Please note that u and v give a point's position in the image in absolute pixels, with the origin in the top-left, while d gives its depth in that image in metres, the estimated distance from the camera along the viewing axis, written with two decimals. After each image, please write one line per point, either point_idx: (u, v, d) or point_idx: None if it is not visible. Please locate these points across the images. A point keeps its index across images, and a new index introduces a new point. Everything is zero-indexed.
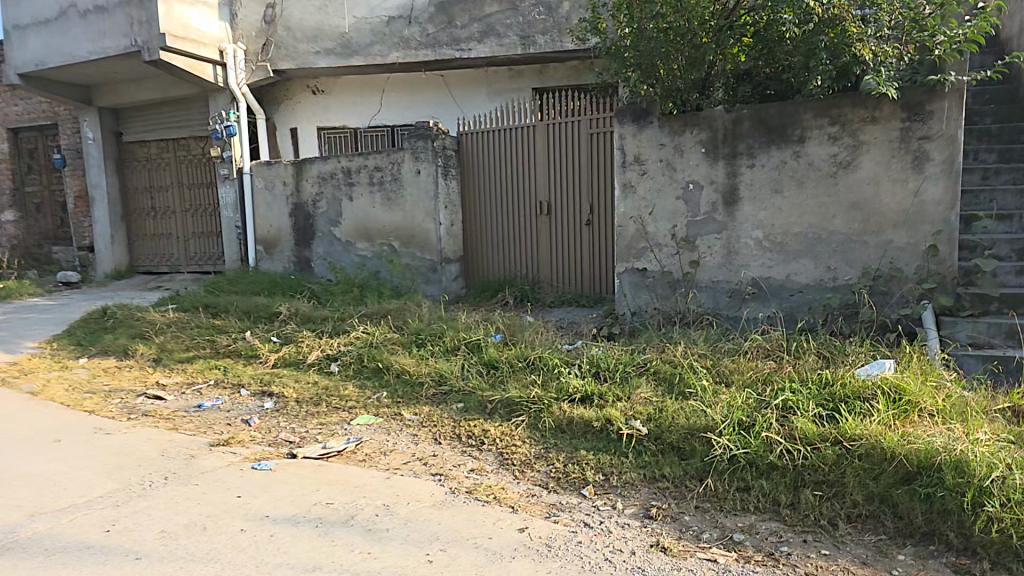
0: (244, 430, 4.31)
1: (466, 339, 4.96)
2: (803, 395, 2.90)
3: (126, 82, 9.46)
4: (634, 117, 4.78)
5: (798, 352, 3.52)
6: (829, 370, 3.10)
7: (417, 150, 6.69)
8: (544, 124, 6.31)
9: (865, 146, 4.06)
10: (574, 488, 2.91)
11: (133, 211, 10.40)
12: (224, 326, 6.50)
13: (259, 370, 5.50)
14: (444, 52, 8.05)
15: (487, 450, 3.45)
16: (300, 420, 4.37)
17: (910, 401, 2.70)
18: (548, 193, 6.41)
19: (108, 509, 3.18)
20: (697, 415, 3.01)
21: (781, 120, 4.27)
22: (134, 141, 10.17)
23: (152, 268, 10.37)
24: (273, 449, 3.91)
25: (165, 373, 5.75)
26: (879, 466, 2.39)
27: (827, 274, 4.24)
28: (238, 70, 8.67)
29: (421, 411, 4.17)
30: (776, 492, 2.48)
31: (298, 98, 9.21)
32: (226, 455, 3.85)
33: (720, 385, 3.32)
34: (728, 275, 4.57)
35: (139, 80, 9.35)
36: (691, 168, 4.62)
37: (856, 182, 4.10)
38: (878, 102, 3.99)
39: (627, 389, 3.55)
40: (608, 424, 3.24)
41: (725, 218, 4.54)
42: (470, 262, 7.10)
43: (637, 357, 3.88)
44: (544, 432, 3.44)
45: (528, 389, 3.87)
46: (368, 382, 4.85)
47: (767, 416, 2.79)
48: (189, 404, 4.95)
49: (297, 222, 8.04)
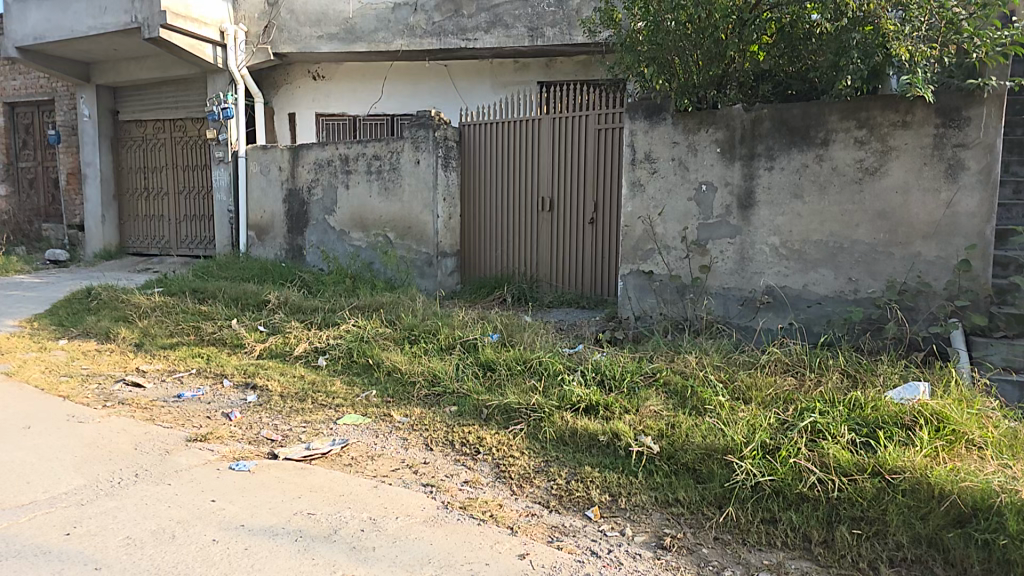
0: (224, 424, 4.03)
1: (461, 338, 4.68)
2: (833, 417, 2.66)
3: (126, 59, 9.13)
4: (647, 113, 4.54)
5: (821, 368, 3.25)
6: (857, 391, 2.86)
7: (418, 140, 6.42)
8: (550, 117, 6.03)
9: (895, 151, 3.79)
10: (577, 509, 2.67)
11: (125, 190, 10.04)
12: (211, 313, 6.19)
13: (244, 360, 5.20)
14: (450, 41, 7.73)
15: (482, 460, 3.19)
16: (285, 417, 4.08)
17: (954, 430, 2.47)
18: (551, 189, 6.13)
19: (72, 508, 2.89)
20: (715, 434, 2.77)
21: (804, 122, 4.02)
22: (130, 120, 9.81)
23: (141, 249, 10.00)
24: (253, 448, 3.63)
25: (146, 359, 5.44)
26: (927, 505, 2.16)
27: (847, 286, 3.98)
28: (239, 52, 8.30)
29: (412, 413, 3.90)
30: (807, 527, 2.26)
31: (297, 83, 8.89)
32: (202, 453, 3.55)
33: (738, 402, 3.06)
34: (741, 282, 4.32)
35: (140, 57, 9.02)
36: (705, 168, 4.37)
37: (883, 189, 3.84)
38: (911, 106, 3.72)
39: (635, 401, 3.30)
40: (616, 439, 2.99)
41: (740, 222, 4.28)
42: (467, 257, 6.83)
43: (645, 366, 3.62)
44: (544, 444, 3.19)
45: (528, 396, 3.61)
46: (356, 378, 4.57)
47: (794, 439, 2.56)
48: (169, 394, 4.66)
49: (291, 208, 7.73)
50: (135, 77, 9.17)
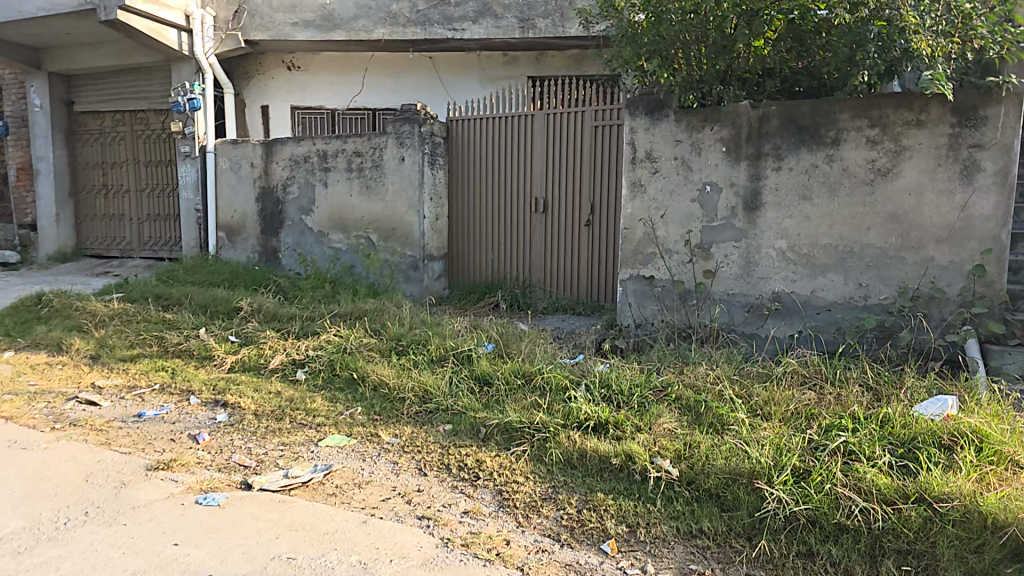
0: (191, 449, 3.66)
1: (454, 350, 4.40)
2: (864, 436, 2.49)
3: (82, 46, 8.52)
4: (647, 109, 4.35)
5: (841, 381, 3.11)
6: (883, 407, 2.72)
7: (403, 135, 6.10)
8: (544, 113, 5.79)
9: (908, 152, 3.68)
10: (592, 542, 2.43)
11: (82, 188, 9.36)
12: (176, 321, 5.73)
13: (213, 375, 4.79)
14: (436, 31, 7.41)
15: (483, 487, 2.92)
16: (260, 439, 3.73)
17: (997, 451, 2.33)
18: (545, 189, 5.90)
19: (5, 559, 2.52)
20: (738, 457, 2.56)
21: (814, 119, 3.88)
22: (87, 112, 9.16)
23: (100, 252, 9.34)
24: (223, 477, 3.27)
25: (103, 374, 4.97)
26: (981, 536, 2.00)
27: (857, 291, 3.86)
28: (206, 38, 7.81)
29: (402, 433, 3.60)
30: (850, 562, 2.07)
31: (270, 74, 8.43)
32: (163, 485, 3.18)
33: (757, 419, 2.87)
34: (747, 287, 4.17)
35: (96, 44, 8.42)
36: (709, 168, 4.20)
37: (895, 191, 3.73)
38: (925, 104, 3.61)
39: (647, 418, 3.09)
40: (629, 462, 2.77)
41: (745, 225, 4.13)
42: (455, 260, 6.55)
43: (654, 379, 3.42)
44: (551, 467, 2.95)
45: (530, 413, 3.36)
46: (339, 394, 4.23)
47: (826, 462, 2.37)
48: (128, 413, 4.23)
49: (265, 208, 7.30)
50: (93, 65, 8.57)
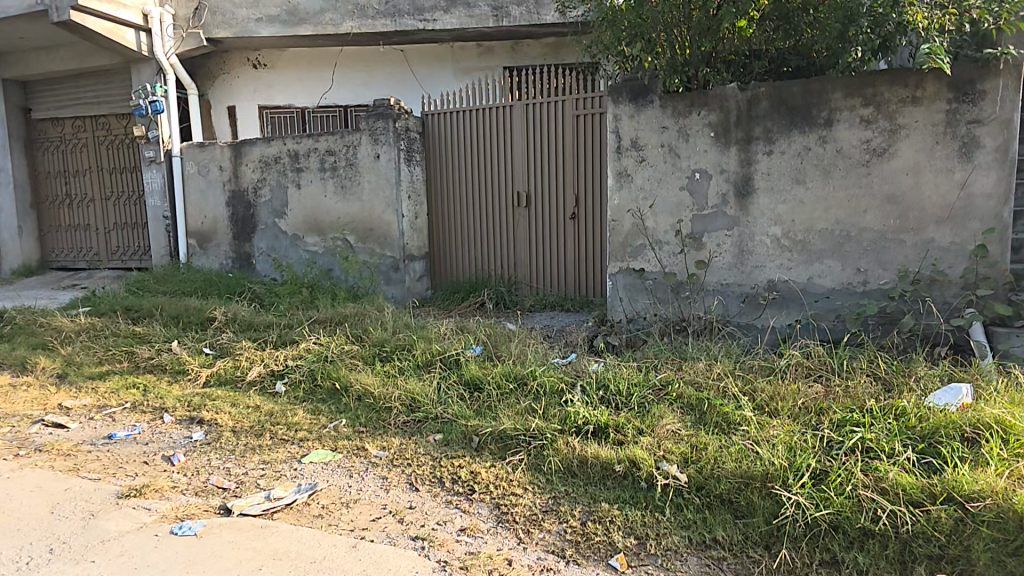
0: (165, 472, 3.40)
1: (441, 354, 4.20)
2: (881, 431, 2.38)
3: (35, 50, 8.06)
4: (631, 95, 4.20)
5: (848, 372, 3.01)
6: (896, 399, 2.62)
7: (377, 131, 5.83)
8: (523, 103, 5.58)
9: (904, 130, 3.58)
10: (599, 558, 2.25)
11: (44, 199, 8.90)
12: (147, 334, 5.41)
13: (188, 391, 4.51)
14: (407, 22, 7.14)
15: (478, 501, 2.73)
16: (239, 458, 3.48)
17: (1021, 442, 2.23)
18: (527, 182, 5.71)
19: None
20: (749, 459, 2.42)
21: (805, 100, 3.75)
22: (45, 118, 8.69)
23: (66, 264, 8.89)
24: (200, 503, 3.03)
25: (70, 394, 4.64)
26: (1017, 537, 1.88)
27: (856, 277, 3.76)
28: (166, 37, 7.41)
29: (390, 445, 3.39)
30: (877, 569, 1.95)
31: (235, 72, 8.07)
32: (136, 514, 2.93)
33: (764, 416, 2.74)
34: (741, 277, 4.05)
35: (51, 47, 7.96)
36: (698, 154, 4.06)
37: (892, 171, 3.63)
38: (920, 80, 3.51)
39: (648, 419, 2.93)
40: (634, 468, 2.61)
41: (738, 212, 4.00)
42: (437, 259, 6.33)
43: (652, 377, 3.28)
44: (551, 477, 2.77)
45: (525, 419, 3.19)
46: (322, 406, 4.00)
47: (844, 462, 2.25)
48: (97, 435, 3.95)
49: (236, 213, 6.97)
50: (48, 69, 8.11)
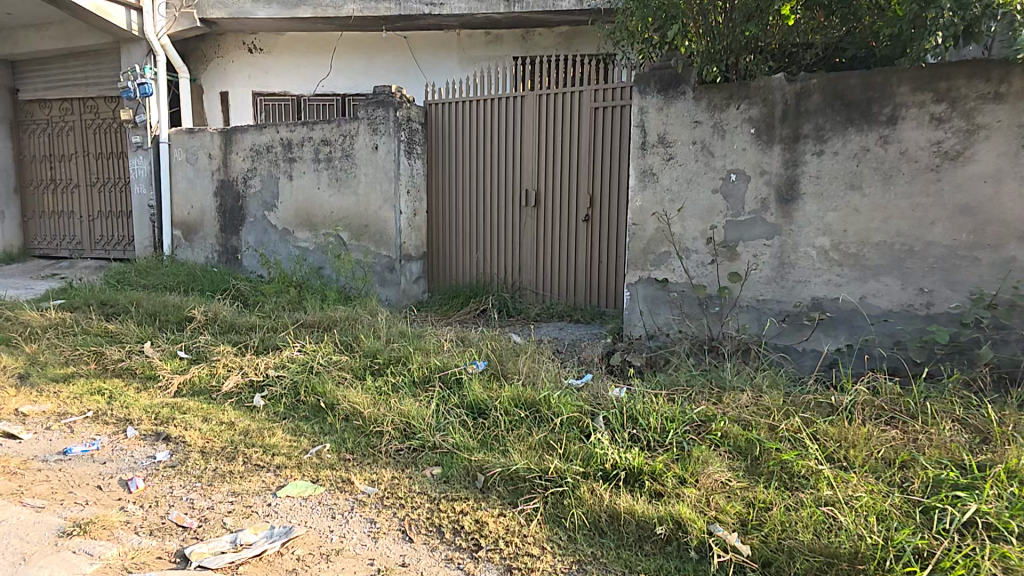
0: (119, 503, 2.88)
1: (439, 369, 3.72)
2: (999, 502, 1.95)
3: (24, 27, 7.53)
4: (661, 85, 3.75)
5: (930, 417, 2.53)
6: (1004, 458, 2.18)
7: (376, 120, 5.32)
8: (535, 94, 5.09)
9: (983, 131, 3.05)
10: None
11: (28, 184, 8.35)
12: (119, 333, 4.87)
13: (157, 400, 3.97)
14: (411, 5, 6.58)
15: (486, 560, 2.23)
16: (204, 488, 2.96)
17: None
18: (536, 180, 5.21)
19: None
20: (828, 531, 1.98)
21: (865, 94, 3.26)
22: (32, 100, 8.12)
23: (47, 252, 8.32)
24: (155, 547, 2.50)
25: (28, 398, 4.10)
26: None
27: (918, 298, 3.26)
28: (157, 16, 6.86)
29: (380, 479, 2.89)
30: None
31: (230, 57, 7.54)
32: (74, 561, 2.41)
33: (839, 470, 2.27)
34: (781, 293, 3.57)
35: (41, 25, 7.44)
36: (735, 153, 3.59)
37: (967, 178, 3.10)
38: (1007, 73, 2.97)
39: (690, 465, 2.45)
40: (678, 532, 2.14)
41: (780, 220, 3.52)
42: (435, 260, 5.83)
43: (689, 411, 2.78)
44: (573, 535, 2.29)
45: (540, 458, 2.69)
46: (304, 426, 3.49)
47: (961, 546, 1.82)
48: (50, 450, 3.42)
49: (224, 204, 6.45)
50: (37, 48, 7.57)
